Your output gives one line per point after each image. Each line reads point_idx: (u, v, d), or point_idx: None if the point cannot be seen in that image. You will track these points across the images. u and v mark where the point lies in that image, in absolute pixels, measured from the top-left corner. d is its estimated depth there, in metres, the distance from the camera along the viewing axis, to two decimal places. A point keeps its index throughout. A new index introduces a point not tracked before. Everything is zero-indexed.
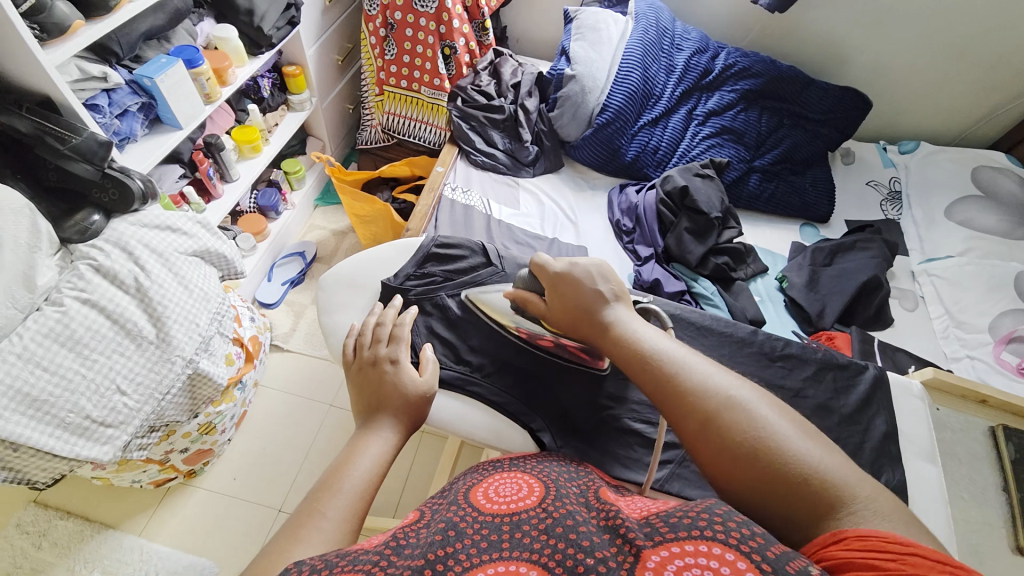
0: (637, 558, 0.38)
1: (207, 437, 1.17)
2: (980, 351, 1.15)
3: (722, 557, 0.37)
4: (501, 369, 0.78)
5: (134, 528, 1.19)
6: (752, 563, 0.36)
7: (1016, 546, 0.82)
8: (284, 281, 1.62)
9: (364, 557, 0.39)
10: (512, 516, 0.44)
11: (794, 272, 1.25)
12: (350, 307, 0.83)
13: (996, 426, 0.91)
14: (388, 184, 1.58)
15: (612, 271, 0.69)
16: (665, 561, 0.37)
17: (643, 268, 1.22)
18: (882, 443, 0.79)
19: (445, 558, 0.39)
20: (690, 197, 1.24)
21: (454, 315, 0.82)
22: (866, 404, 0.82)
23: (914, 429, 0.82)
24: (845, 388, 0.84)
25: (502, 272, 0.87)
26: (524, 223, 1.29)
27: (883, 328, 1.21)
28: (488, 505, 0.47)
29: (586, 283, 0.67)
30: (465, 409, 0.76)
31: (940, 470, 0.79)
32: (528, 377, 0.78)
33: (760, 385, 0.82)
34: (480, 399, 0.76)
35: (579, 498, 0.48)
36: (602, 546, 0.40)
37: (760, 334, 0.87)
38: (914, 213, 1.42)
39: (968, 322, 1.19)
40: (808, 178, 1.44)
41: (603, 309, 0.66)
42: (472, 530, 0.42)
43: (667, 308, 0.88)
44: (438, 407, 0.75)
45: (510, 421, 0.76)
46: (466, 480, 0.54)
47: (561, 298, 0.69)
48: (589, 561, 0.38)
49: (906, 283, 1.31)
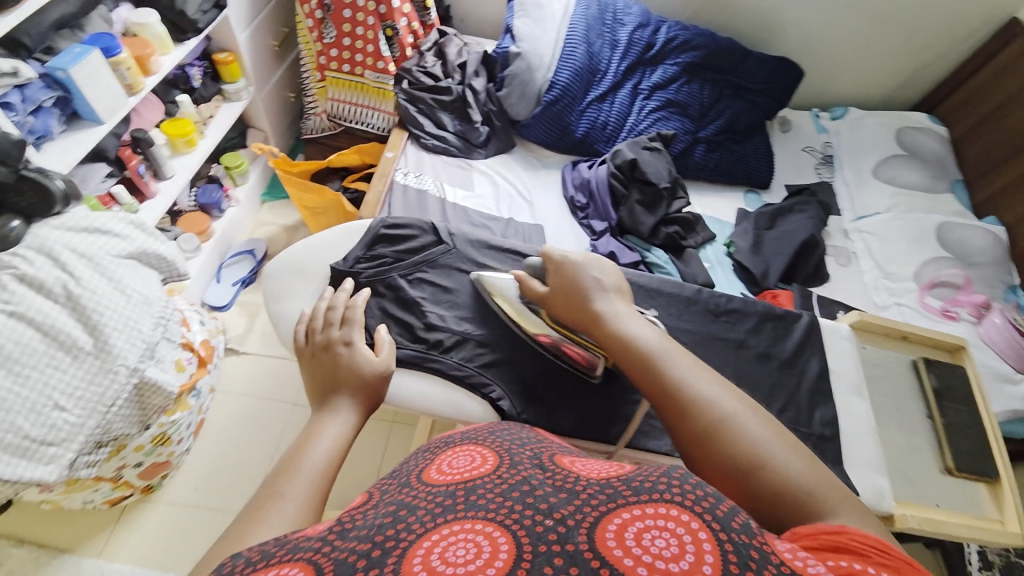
0: (596, 519, 0.36)
1: (162, 449, 1.12)
2: (906, 297, 1.26)
3: (680, 518, 0.35)
4: (460, 343, 0.79)
5: (93, 550, 1.14)
6: (707, 525, 0.35)
7: (945, 467, 0.87)
8: (234, 282, 1.55)
9: (306, 544, 0.36)
10: (466, 481, 0.42)
11: (740, 237, 1.33)
12: (300, 294, 0.81)
13: (917, 358, 0.95)
14: (339, 173, 1.56)
15: (618, 274, 0.70)
16: (625, 523, 0.36)
17: (599, 242, 1.25)
18: (816, 383, 0.86)
19: (394, 532, 0.36)
20: (639, 170, 1.28)
21: (407, 295, 0.81)
22: (802, 349, 0.88)
23: (844, 367, 0.89)
24: (783, 336, 0.89)
25: (454, 249, 0.87)
26: (478, 205, 1.29)
27: (821, 284, 1.31)
28: (439, 479, 0.44)
29: (590, 283, 0.68)
30: (425, 385, 0.76)
31: (867, 401, 0.87)
32: (486, 349, 0.79)
33: (708, 340, 0.87)
34: (440, 374, 0.77)
35: (532, 462, 0.46)
36: (560, 506, 0.37)
37: (704, 292, 0.91)
38: (845, 174, 1.51)
39: (895, 272, 1.29)
40: (749, 147, 1.50)
41: (609, 304, 0.66)
42: (424, 500, 0.40)
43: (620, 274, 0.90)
44: (398, 386, 0.75)
45: (471, 393, 0.77)
46: (416, 461, 0.51)
47: (566, 297, 0.69)
48: (547, 522, 0.35)
49: (840, 240, 1.39)
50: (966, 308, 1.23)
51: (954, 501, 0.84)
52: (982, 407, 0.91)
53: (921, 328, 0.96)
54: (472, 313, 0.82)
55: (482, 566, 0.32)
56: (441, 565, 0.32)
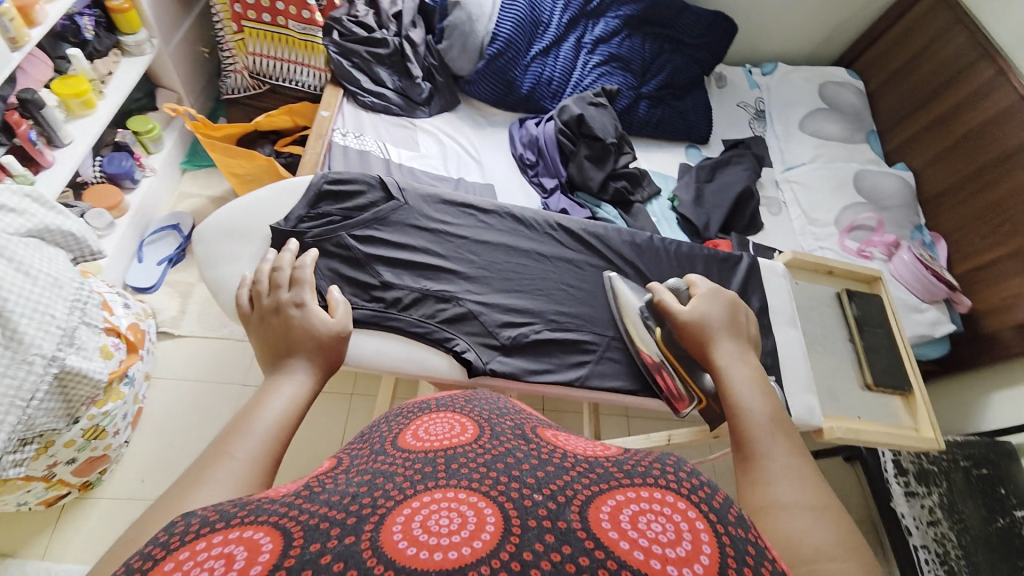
0: (590, 498, 0.31)
1: (97, 442, 1.04)
2: (828, 241, 1.38)
3: (676, 507, 0.31)
4: (420, 300, 0.78)
5: (34, 553, 1.06)
6: (703, 513, 0.31)
7: (864, 383, 0.97)
8: (159, 260, 1.41)
9: (269, 508, 0.29)
10: (448, 446, 0.36)
11: (683, 191, 1.38)
12: (239, 258, 0.75)
13: (840, 291, 1.04)
14: (268, 137, 1.45)
15: (749, 331, 0.64)
16: (617, 506, 0.31)
17: (550, 200, 1.26)
18: (757, 317, 0.93)
19: (369, 496, 0.29)
20: (586, 125, 1.28)
21: (358, 254, 0.78)
22: (743, 289, 0.94)
23: (780, 302, 0.96)
24: (726, 278, 0.95)
25: (406, 205, 0.84)
26: (426, 166, 1.24)
27: (755, 233, 1.40)
28: (414, 441, 0.37)
29: (716, 324, 0.62)
30: (385, 344, 0.74)
31: (799, 331, 0.95)
32: (447, 304, 0.79)
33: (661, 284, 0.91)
34: (399, 331, 0.75)
35: (515, 429, 0.39)
36: (550, 480, 0.32)
37: (655, 240, 0.94)
38: (776, 129, 1.60)
39: (819, 219, 1.40)
40: (689, 102, 1.54)
41: (738, 360, 0.57)
42: (402, 464, 0.34)
43: (575, 224, 0.91)
44: (357, 347, 0.73)
45: (434, 348, 0.76)
46: (388, 424, 0.41)
47: (687, 329, 0.65)
48: (536, 496, 0.30)
49: (772, 190, 1.49)
50: (879, 247, 1.35)
51: (873, 414, 0.95)
52: (895, 330, 1.01)
53: (843, 262, 1.05)
54: (431, 269, 0.81)
55: (463, 540, 0.28)
56: (424, 534, 0.28)
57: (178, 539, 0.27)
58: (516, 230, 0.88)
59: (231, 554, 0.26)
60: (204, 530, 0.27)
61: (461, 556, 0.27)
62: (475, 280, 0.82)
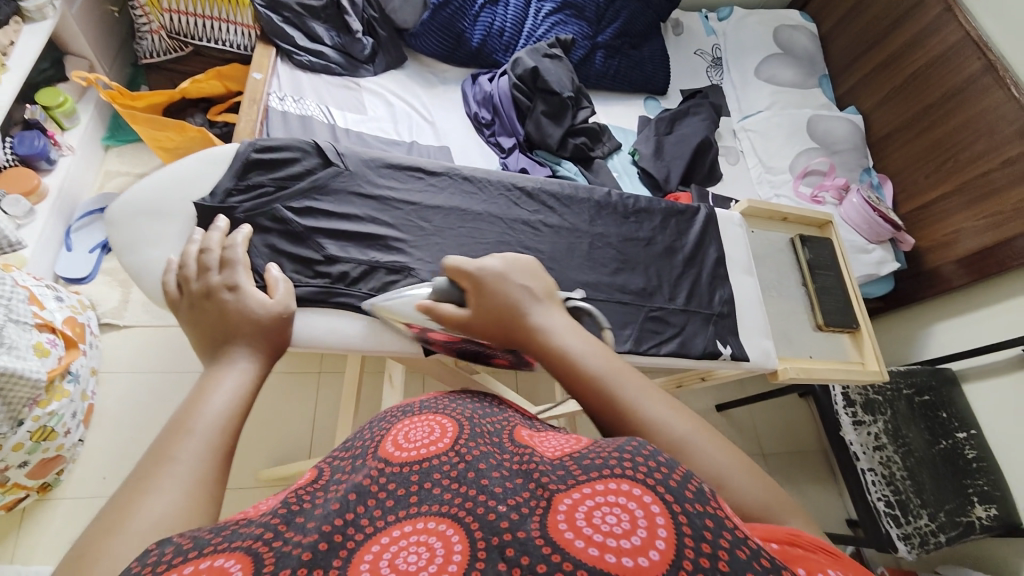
0: (549, 501, 0.31)
1: (48, 443, 0.98)
2: (784, 188, 1.40)
3: (632, 494, 0.30)
4: (369, 273, 0.75)
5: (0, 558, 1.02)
6: (659, 495, 0.30)
7: (816, 324, 1.01)
8: (92, 248, 1.31)
9: (245, 531, 0.29)
10: (423, 458, 0.35)
11: (643, 145, 1.37)
12: (165, 239, 0.69)
13: (794, 236, 1.06)
14: (199, 105, 1.34)
15: (537, 269, 0.59)
16: (576, 503, 0.30)
17: (509, 160, 1.22)
18: (714, 268, 0.94)
19: (342, 522, 0.30)
20: (541, 78, 1.22)
21: (297, 228, 0.73)
22: (701, 240, 0.95)
23: (736, 252, 0.98)
24: (685, 230, 0.95)
25: (347, 171, 0.79)
26: (375, 129, 1.17)
27: (714, 184, 1.41)
28: (393, 451, 0.37)
29: (512, 288, 0.55)
30: (336, 321, 0.71)
31: (755, 279, 0.97)
32: (397, 276, 0.76)
33: (620, 241, 0.90)
34: (349, 307, 0.72)
35: (494, 432, 0.39)
36: (514, 492, 0.32)
37: (613, 195, 0.93)
38: (732, 77, 1.59)
39: (775, 166, 1.42)
40: (646, 51, 1.51)
41: (546, 317, 0.53)
42: (377, 481, 0.33)
43: (530, 184, 0.88)
44: (304, 326, 0.69)
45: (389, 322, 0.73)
46: (369, 430, 0.41)
47: (485, 303, 0.56)
48: (500, 509, 0.30)
49: (730, 140, 1.50)
50: (830, 193, 1.38)
51: (825, 353, 1.00)
52: (845, 272, 1.05)
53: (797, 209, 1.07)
54: (382, 240, 0.77)
55: (434, 573, 0.27)
56: (390, 573, 0.27)
57: (148, 572, 0.27)
58: (467, 191, 0.85)
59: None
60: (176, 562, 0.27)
61: None
62: (426, 247, 0.79)
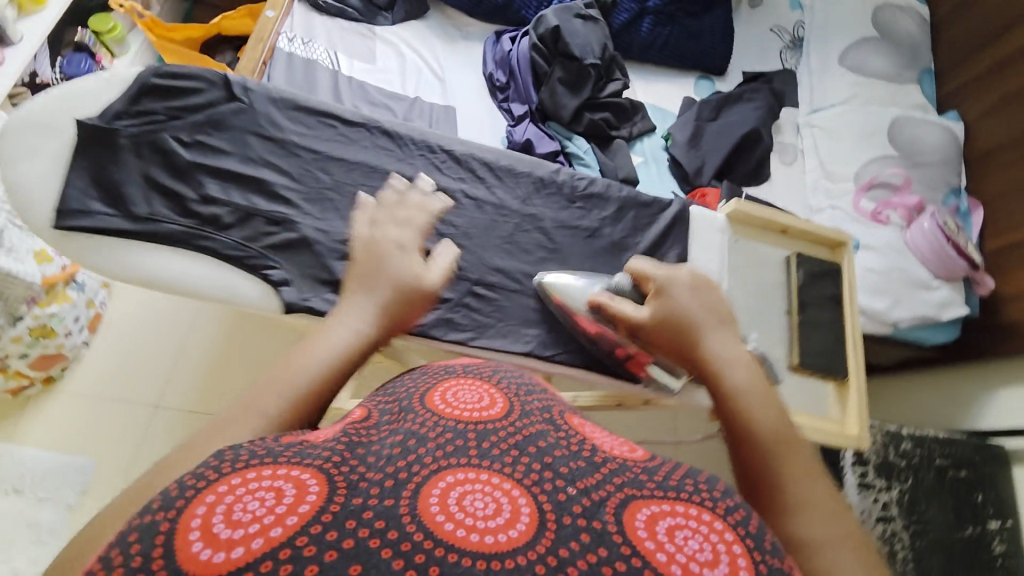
0: (626, 501, 0.28)
1: (48, 342, 1.06)
2: (842, 200, 1.18)
3: (701, 519, 0.28)
4: (244, 220, 0.71)
5: (4, 434, 1.12)
6: (739, 536, 0.27)
7: (790, 365, 0.85)
8: None
9: (314, 451, 0.29)
10: (479, 420, 0.32)
11: (679, 129, 1.21)
12: (38, 154, 0.67)
13: (791, 254, 0.89)
14: (231, 43, 1.34)
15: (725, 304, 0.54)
16: (653, 519, 0.27)
17: (516, 129, 1.12)
18: None
19: (405, 462, 0.29)
20: (563, 40, 1.12)
21: (182, 163, 0.71)
22: (659, 240, 0.85)
23: (706, 259, 0.86)
24: (642, 227, 0.86)
25: (250, 110, 0.75)
26: (379, 80, 1.11)
27: (760, 184, 1.23)
28: (446, 407, 0.34)
29: (694, 311, 0.54)
30: (194, 266, 0.69)
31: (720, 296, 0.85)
32: (276, 228, 0.72)
33: (552, 226, 0.83)
34: (212, 253, 0.69)
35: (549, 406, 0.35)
36: (583, 473, 0.29)
37: (561, 174, 0.86)
38: (810, 61, 1.34)
39: (837, 172, 1.20)
40: (706, 22, 1.33)
41: (726, 349, 0.49)
42: (433, 430, 0.31)
43: (460, 147, 0.82)
44: (149, 263, 0.68)
45: (248, 274, 0.70)
46: (412, 379, 0.38)
47: (664, 317, 0.55)
48: (569, 491, 0.28)
49: (790, 136, 1.29)
50: (899, 211, 1.15)
51: (803, 404, 0.83)
52: (847, 310, 0.88)
53: (800, 221, 0.90)
54: (269, 187, 0.73)
55: (500, 526, 0.26)
56: (459, 512, 0.27)
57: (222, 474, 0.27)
58: (384, 147, 0.79)
59: (280, 490, 0.26)
60: (242, 464, 0.27)
61: (497, 542, 0.25)
62: (316, 204, 0.74)
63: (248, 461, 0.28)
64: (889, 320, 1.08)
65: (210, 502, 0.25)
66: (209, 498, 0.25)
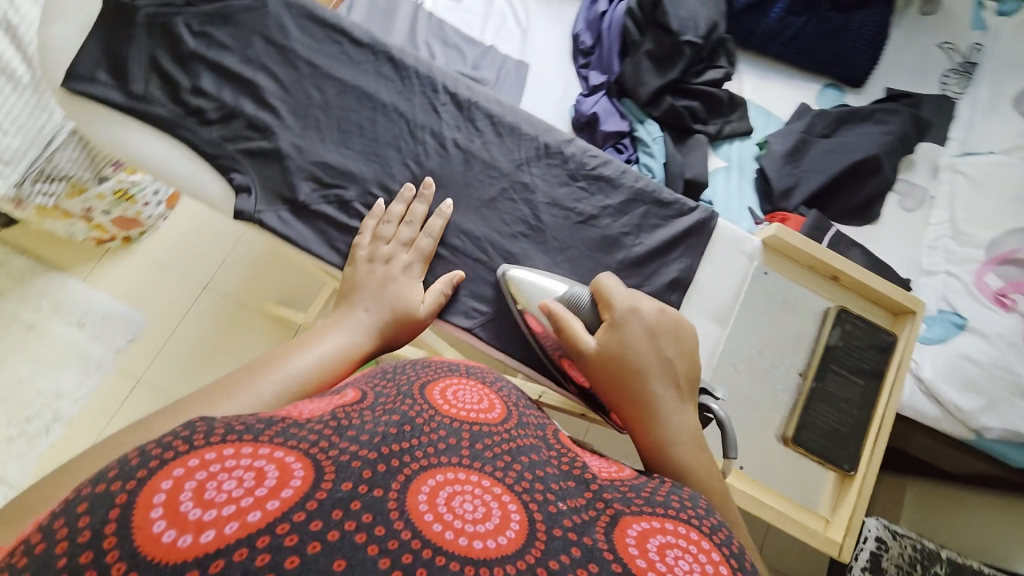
0: (614, 519, 0.32)
1: (127, 207, 1.17)
2: (962, 268, 0.96)
3: (689, 536, 0.32)
4: (226, 119, 0.72)
5: (79, 273, 1.27)
6: (721, 551, 0.32)
7: (782, 435, 0.74)
8: None
9: (302, 432, 0.31)
10: (474, 422, 0.36)
11: (779, 138, 1.03)
12: (71, 18, 0.72)
13: (832, 307, 0.77)
14: None
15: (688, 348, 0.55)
16: (644, 533, 0.31)
17: (586, 100, 1.01)
18: (659, 290, 0.74)
19: (398, 444, 0.31)
20: (661, 8, 1.00)
21: (183, 49, 0.73)
22: (669, 246, 0.75)
23: (715, 285, 0.76)
24: (651, 227, 0.76)
25: (261, 9, 0.75)
26: (462, 21, 1.06)
27: (860, 224, 1.02)
28: (445, 406, 0.37)
29: (652, 358, 0.52)
30: (170, 151, 0.71)
31: (724, 333, 0.75)
32: (255, 135, 0.72)
33: (545, 203, 0.75)
34: (186, 142, 0.71)
35: (541, 427, 0.40)
36: (572, 493, 0.33)
37: (570, 147, 0.77)
38: (980, 93, 1.07)
39: (968, 234, 0.97)
40: (853, 21, 1.11)
41: (680, 414, 0.50)
42: (428, 425, 0.34)
43: (465, 93, 0.76)
44: (139, 142, 0.71)
45: (216, 172, 0.71)
46: (415, 368, 0.42)
47: (614, 358, 0.52)
48: (559, 506, 0.31)
49: (922, 177, 1.05)
50: None
51: (786, 483, 0.72)
52: (886, 391, 0.73)
53: (859, 272, 0.77)
54: (260, 92, 0.73)
55: (488, 532, 0.28)
56: (449, 513, 0.28)
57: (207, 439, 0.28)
58: (386, 76, 0.76)
59: (265, 472, 0.27)
60: (218, 440, 0.28)
61: (486, 548, 0.27)
62: (302, 121, 0.73)
63: (227, 436, 0.28)
64: (974, 426, 0.86)
65: (179, 477, 0.26)
66: (177, 473, 0.26)
